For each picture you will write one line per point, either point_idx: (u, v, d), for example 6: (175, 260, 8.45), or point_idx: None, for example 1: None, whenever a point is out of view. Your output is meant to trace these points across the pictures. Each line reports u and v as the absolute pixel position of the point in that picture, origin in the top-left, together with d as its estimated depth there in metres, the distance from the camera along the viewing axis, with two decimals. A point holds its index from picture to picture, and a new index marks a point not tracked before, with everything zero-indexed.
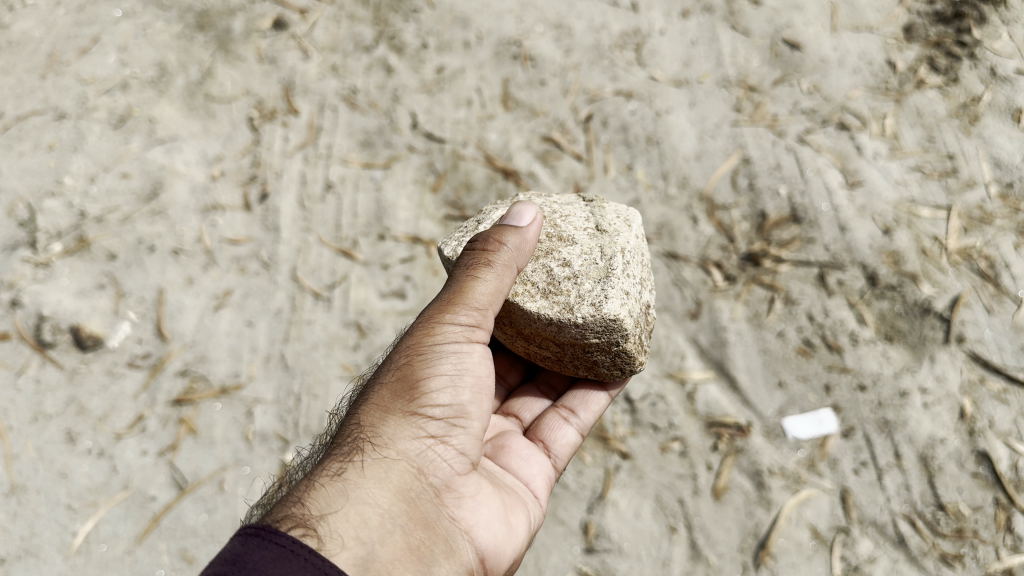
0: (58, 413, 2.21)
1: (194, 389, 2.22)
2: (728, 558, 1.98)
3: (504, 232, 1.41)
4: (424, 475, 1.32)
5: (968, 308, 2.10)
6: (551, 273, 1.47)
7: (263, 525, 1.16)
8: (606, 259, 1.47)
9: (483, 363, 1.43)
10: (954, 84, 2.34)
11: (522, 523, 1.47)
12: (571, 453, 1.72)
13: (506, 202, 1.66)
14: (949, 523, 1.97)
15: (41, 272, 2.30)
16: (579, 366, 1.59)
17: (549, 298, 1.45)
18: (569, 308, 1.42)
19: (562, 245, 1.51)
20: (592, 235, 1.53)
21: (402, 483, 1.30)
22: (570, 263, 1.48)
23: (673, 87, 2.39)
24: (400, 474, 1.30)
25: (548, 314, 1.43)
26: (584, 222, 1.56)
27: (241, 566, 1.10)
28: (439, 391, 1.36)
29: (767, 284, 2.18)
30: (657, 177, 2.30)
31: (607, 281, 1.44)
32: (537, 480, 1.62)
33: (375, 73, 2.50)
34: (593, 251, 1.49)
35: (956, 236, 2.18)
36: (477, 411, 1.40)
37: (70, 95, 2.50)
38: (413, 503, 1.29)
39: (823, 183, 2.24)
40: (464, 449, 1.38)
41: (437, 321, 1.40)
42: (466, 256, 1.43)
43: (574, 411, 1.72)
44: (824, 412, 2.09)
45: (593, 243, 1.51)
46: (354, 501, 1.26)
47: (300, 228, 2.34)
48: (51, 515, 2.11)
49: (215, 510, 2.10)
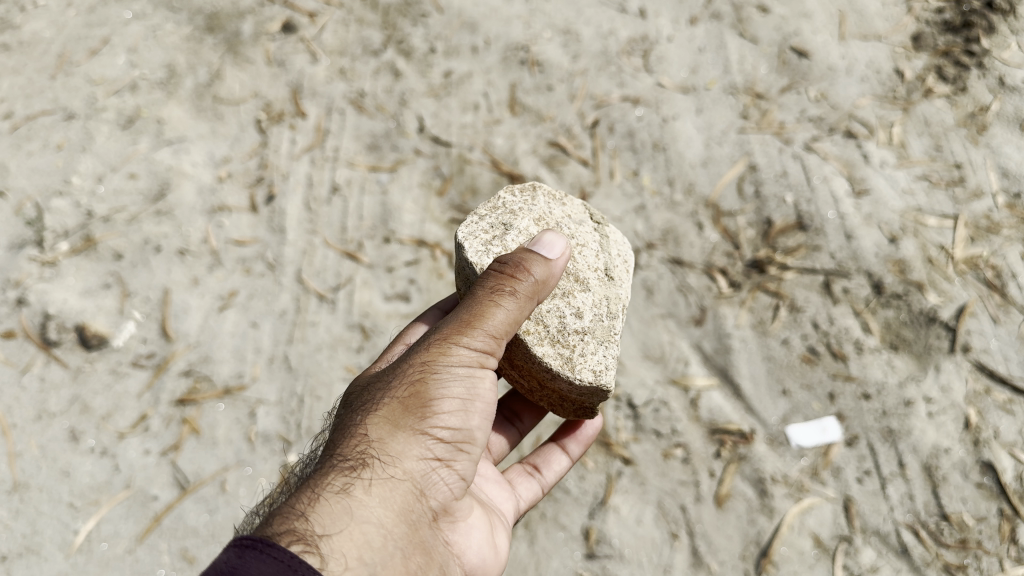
0: (62, 412, 2.22)
1: (198, 389, 2.23)
2: (730, 566, 1.98)
3: (532, 261, 1.39)
4: (426, 497, 1.34)
5: (973, 318, 2.10)
6: (563, 321, 1.49)
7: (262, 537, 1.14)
8: (610, 319, 1.53)
9: (492, 388, 1.44)
10: (962, 93, 2.34)
11: (503, 543, 1.54)
12: (530, 500, 1.74)
13: (529, 207, 1.60)
14: (953, 532, 1.96)
15: (47, 271, 2.31)
16: (546, 402, 1.64)
17: (556, 347, 1.46)
18: (572, 365, 1.45)
19: (577, 289, 1.53)
20: (601, 281, 1.56)
21: (405, 504, 1.31)
22: (582, 315, 1.50)
23: (680, 94, 2.40)
24: (404, 495, 1.31)
25: (551, 363, 1.44)
26: (596, 263, 1.58)
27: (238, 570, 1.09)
28: (450, 413, 1.37)
29: (772, 292, 2.18)
30: (663, 183, 2.30)
31: (607, 345, 1.50)
32: (505, 501, 1.65)
33: (383, 76, 2.51)
34: (602, 305, 1.53)
35: (963, 246, 2.17)
36: (482, 437, 1.42)
37: (80, 95, 2.51)
38: (414, 526, 1.30)
39: (829, 191, 2.24)
40: (465, 473, 1.40)
41: (453, 340, 1.38)
42: (492, 275, 1.40)
43: (538, 466, 1.77)
44: (828, 420, 2.09)
45: (602, 294, 1.55)
46: (358, 520, 1.25)
47: (305, 230, 2.35)
48: (53, 513, 2.12)
49: (216, 510, 2.11)
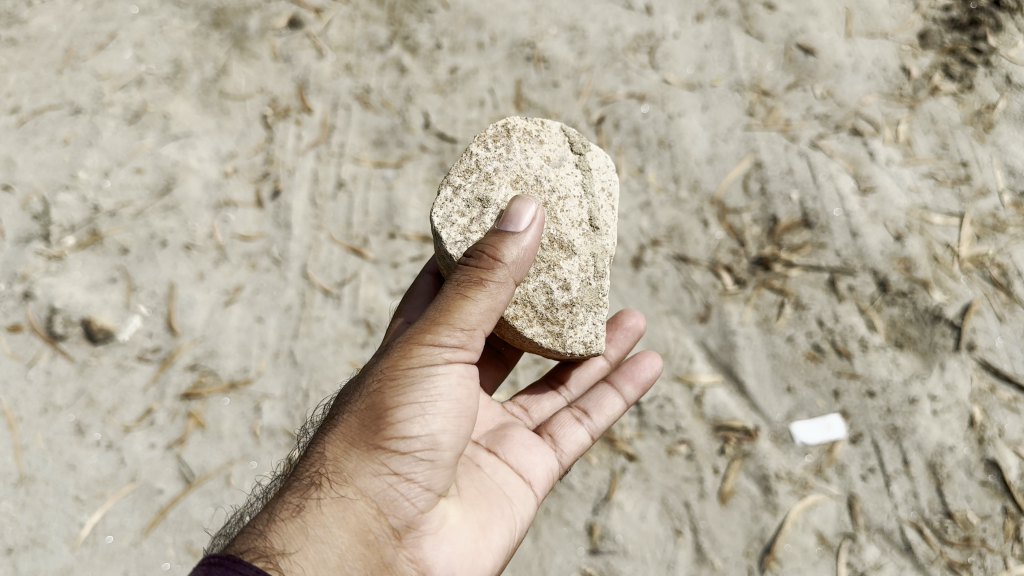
0: (68, 405, 2.23)
1: (203, 383, 2.24)
2: (734, 562, 2.00)
3: (497, 250, 1.37)
4: (384, 515, 1.34)
5: (979, 316, 2.09)
6: (551, 297, 1.53)
7: (223, 557, 1.25)
8: (598, 279, 1.57)
9: (461, 390, 1.41)
10: (969, 91, 2.34)
11: (498, 539, 1.48)
12: (578, 452, 1.74)
13: (503, 163, 1.56)
14: (956, 530, 1.97)
15: (53, 265, 2.32)
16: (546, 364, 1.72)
17: (545, 325, 1.52)
18: (562, 339, 1.53)
19: (562, 258, 1.54)
20: (587, 235, 1.57)
21: (362, 522, 1.33)
22: (569, 287, 1.54)
23: (686, 90, 2.39)
24: (360, 512, 1.33)
25: (542, 342, 1.52)
26: (579, 217, 1.57)
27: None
28: (411, 423, 1.35)
29: (778, 289, 2.18)
30: (668, 180, 2.30)
31: (597, 311, 1.57)
32: (538, 469, 1.64)
33: (389, 72, 2.51)
34: (588, 266, 1.56)
35: (968, 244, 2.17)
36: (449, 444, 1.38)
37: (86, 90, 2.52)
38: (373, 545, 1.32)
39: (835, 189, 2.24)
40: (430, 485, 1.37)
41: (415, 346, 1.39)
42: (460, 273, 1.40)
43: (588, 413, 1.78)
44: (832, 418, 2.09)
45: (589, 253, 1.57)
46: (313, 540, 1.30)
47: (311, 226, 2.35)
48: (59, 506, 2.13)
49: (221, 504, 2.12)
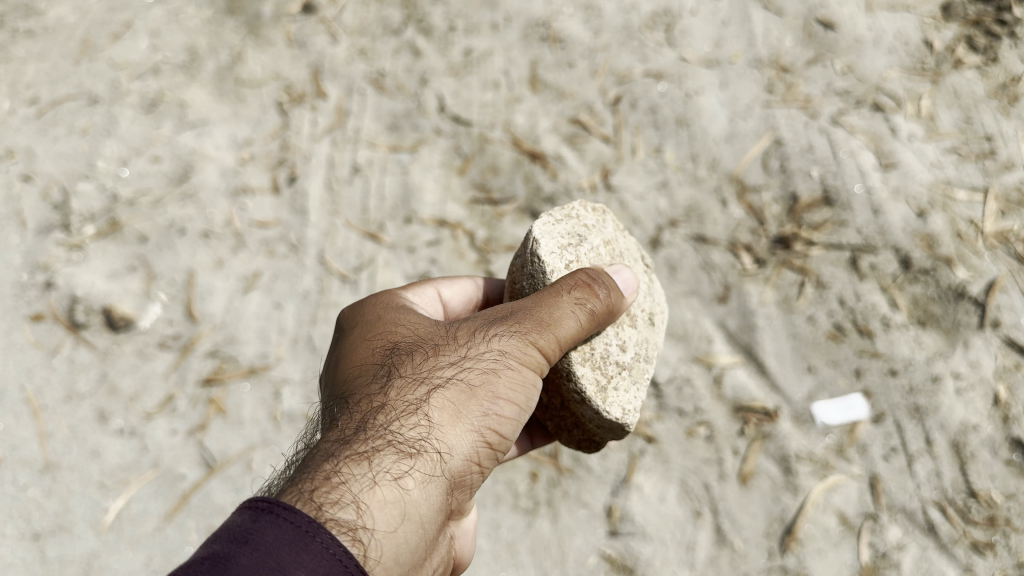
0: (91, 392, 2.26)
1: (224, 369, 2.26)
2: (754, 543, 1.99)
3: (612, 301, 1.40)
4: (453, 497, 1.28)
5: (1004, 293, 2.06)
6: (609, 352, 1.47)
7: (274, 501, 1.04)
8: (647, 360, 1.57)
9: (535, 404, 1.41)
10: (993, 63, 2.29)
11: (471, 537, 1.50)
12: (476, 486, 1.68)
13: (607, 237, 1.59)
14: (981, 510, 1.96)
15: (74, 254, 2.34)
16: (559, 425, 1.57)
17: (596, 371, 1.43)
18: (604, 391, 1.43)
19: (625, 324, 1.54)
20: (647, 325, 1.61)
21: (441, 503, 1.24)
22: (625, 350, 1.51)
23: (704, 68, 2.37)
24: (441, 493, 1.23)
25: (588, 386, 1.40)
26: (642, 307, 1.61)
27: (251, 545, 0.99)
28: (507, 413, 1.30)
29: (798, 268, 2.16)
30: (686, 159, 2.28)
31: (640, 384, 1.51)
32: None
33: (403, 55, 2.50)
34: (641, 346, 1.56)
35: (993, 220, 2.14)
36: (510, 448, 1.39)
37: (103, 80, 2.54)
38: (440, 528, 1.26)
39: (856, 165, 2.21)
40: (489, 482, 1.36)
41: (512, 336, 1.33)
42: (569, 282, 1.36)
43: None
44: (854, 397, 2.07)
45: (644, 335, 1.59)
46: (403, 518, 1.17)
47: (327, 211, 2.36)
48: (84, 492, 2.17)
49: (243, 488, 2.15)
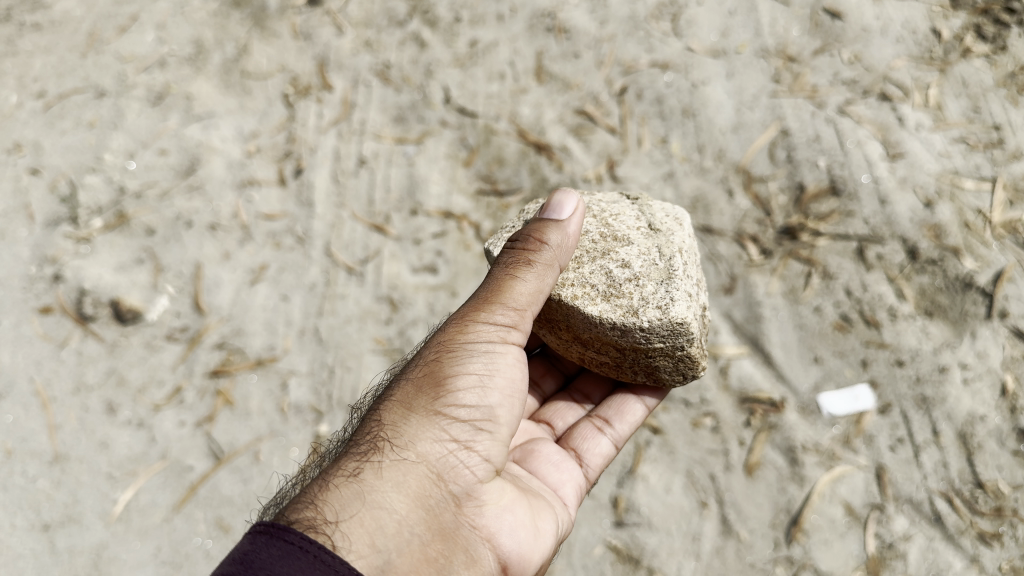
0: (99, 384, 2.28)
1: (231, 361, 2.27)
2: (760, 534, 2.00)
3: (545, 231, 1.41)
4: (443, 481, 1.30)
5: (1012, 283, 2.05)
6: (610, 275, 1.45)
7: (271, 523, 1.18)
8: (665, 260, 1.46)
9: (515, 365, 1.43)
10: (1002, 52, 2.28)
11: (550, 528, 1.43)
12: (604, 464, 1.69)
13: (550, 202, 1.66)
14: (988, 501, 1.96)
15: (82, 247, 2.36)
16: (638, 371, 1.58)
17: (611, 302, 1.42)
18: (634, 312, 1.40)
19: (617, 245, 1.49)
20: (646, 234, 1.51)
21: (421, 489, 1.28)
22: (630, 264, 1.46)
23: (710, 58, 2.36)
24: (419, 478, 1.29)
25: (611, 318, 1.40)
26: (636, 221, 1.54)
27: (250, 565, 1.12)
28: (467, 392, 1.36)
29: (805, 259, 2.16)
30: (692, 150, 2.28)
31: (670, 282, 1.42)
32: (567, 487, 1.59)
33: (409, 47, 2.50)
34: (651, 251, 1.48)
35: (1001, 210, 2.13)
36: (505, 416, 1.39)
37: (110, 73, 2.55)
38: (432, 511, 1.27)
39: (863, 156, 2.20)
40: (489, 455, 1.35)
41: (471, 320, 1.42)
42: (508, 255, 1.44)
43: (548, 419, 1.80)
44: (860, 388, 2.07)
45: (649, 243, 1.49)
46: (370, 505, 1.24)
47: (333, 204, 2.36)
48: (93, 483, 2.19)
49: (250, 480, 2.16)
